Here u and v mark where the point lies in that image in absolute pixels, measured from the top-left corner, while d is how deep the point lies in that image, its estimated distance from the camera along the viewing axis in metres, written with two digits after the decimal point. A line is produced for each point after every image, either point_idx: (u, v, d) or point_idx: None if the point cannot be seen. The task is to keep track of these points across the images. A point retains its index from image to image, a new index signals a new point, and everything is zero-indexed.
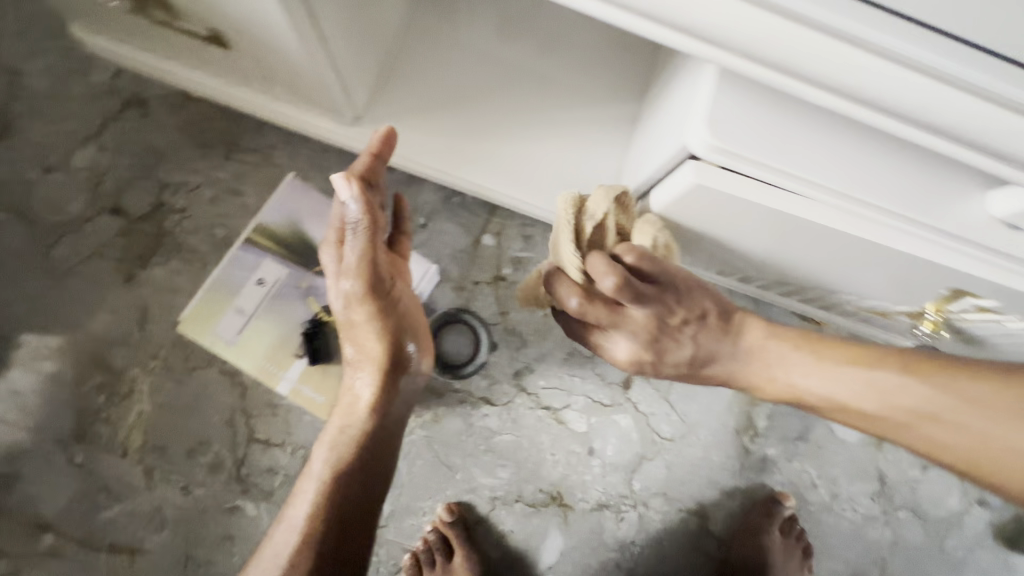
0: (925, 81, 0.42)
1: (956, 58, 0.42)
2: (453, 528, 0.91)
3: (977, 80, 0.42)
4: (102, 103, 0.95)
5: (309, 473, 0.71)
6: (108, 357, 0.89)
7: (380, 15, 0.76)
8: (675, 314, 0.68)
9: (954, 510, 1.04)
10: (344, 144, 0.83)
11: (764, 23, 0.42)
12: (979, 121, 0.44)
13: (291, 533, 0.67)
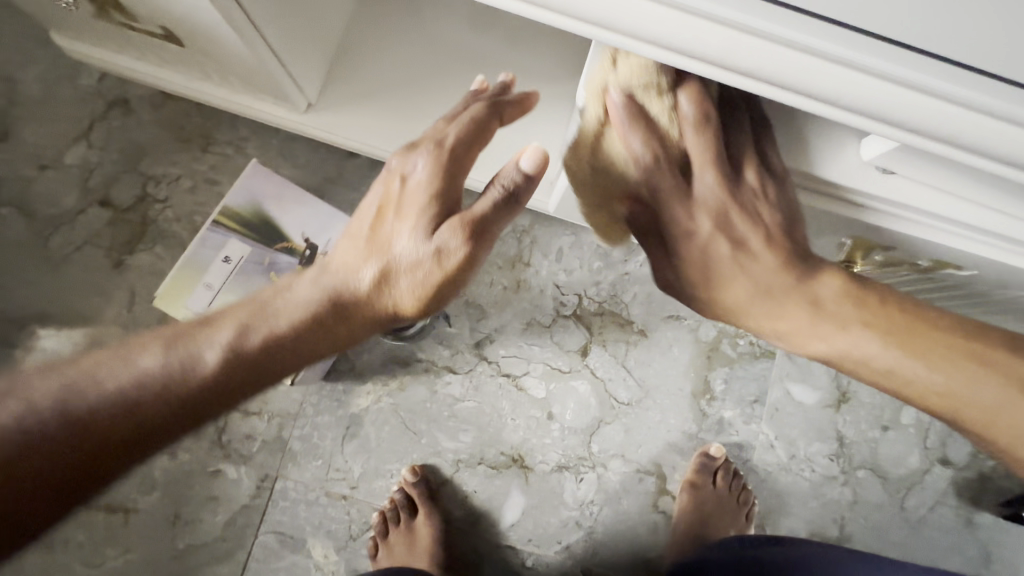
0: (802, 59, 0.38)
1: (842, 39, 0.37)
2: (417, 487, 0.97)
3: (865, 61, 0.38)
4: (90, 105, 1.03)
5: (225, 335, 0.55)
6: (101, 336, 0.98)
7: (325, 11, 0.82)
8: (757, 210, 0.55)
9: (915, 469, 1.06)
10: (301, 129, 0.91)
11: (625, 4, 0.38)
12: (867, 100, 0.39)
13: (152, 383, 0.53)
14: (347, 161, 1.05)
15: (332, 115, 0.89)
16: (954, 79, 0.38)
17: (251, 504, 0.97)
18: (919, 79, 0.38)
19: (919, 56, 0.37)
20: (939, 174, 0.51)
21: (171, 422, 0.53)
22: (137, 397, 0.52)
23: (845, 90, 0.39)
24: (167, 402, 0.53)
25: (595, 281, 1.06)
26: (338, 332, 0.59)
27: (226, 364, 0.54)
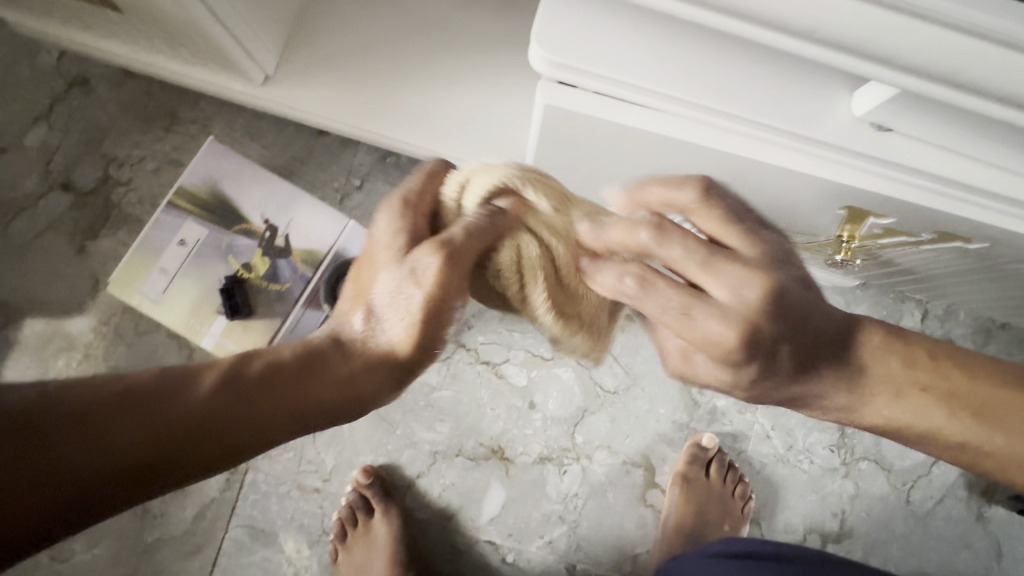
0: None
1: None
2: (371, 488, 0.92)
3: None
4: (49, 85, 0.99)
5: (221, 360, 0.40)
6: (66, 324, 0.95)
7: None
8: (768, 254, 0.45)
9: (922, 460, 1.00)
10: (262, 105, 0.85)
11: None
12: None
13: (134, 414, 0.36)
14: (316, 140, 0.99)
15: (290, 88, 0.83)
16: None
17: (221, 497, 0.94)
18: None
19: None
20: (942, 130, 0.45)
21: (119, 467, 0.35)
22: (112, 419, 0.35)
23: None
24: (139, 427, 0.36)
25: None
26: (353, 377, 0.44)
27: (219, 391, 0.38)
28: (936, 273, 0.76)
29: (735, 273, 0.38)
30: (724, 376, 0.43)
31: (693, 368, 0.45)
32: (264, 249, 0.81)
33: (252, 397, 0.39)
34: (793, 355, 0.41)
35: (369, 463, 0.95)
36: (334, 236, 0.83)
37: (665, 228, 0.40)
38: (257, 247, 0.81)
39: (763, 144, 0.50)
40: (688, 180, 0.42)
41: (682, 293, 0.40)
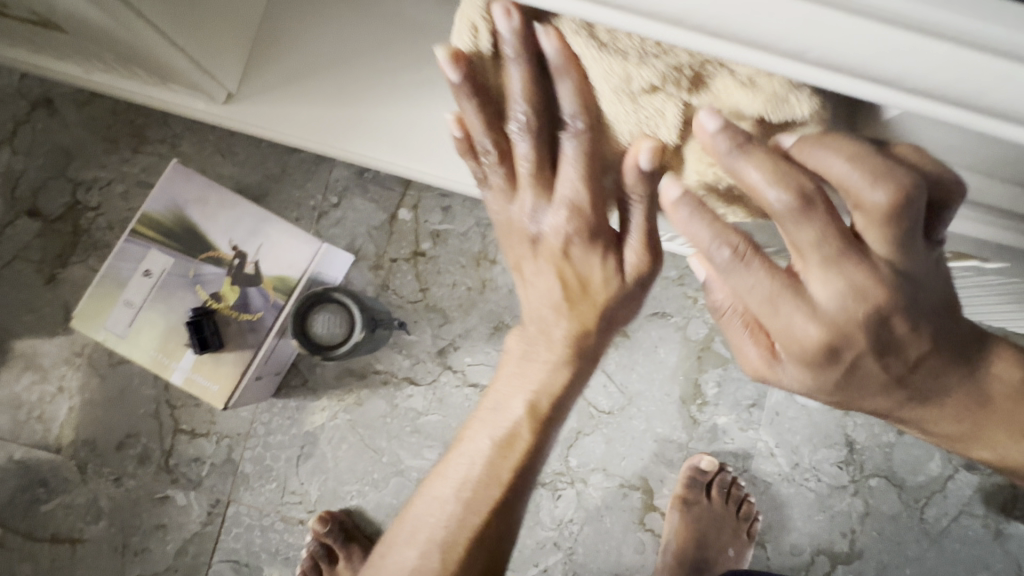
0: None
1: None
2: (329, 535, 0.87)
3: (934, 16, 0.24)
4: (13, 107, 0.95)
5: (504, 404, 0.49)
6: (37, 355, 0.92)
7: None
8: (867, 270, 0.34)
9: (936, 476, 0.95)
10: (227, 121, 0.82)
11: None
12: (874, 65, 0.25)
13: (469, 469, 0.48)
14: (291, 155, 0.95)
15: (257, 104, 0.80)
16: (985, 22, 0.24)
17: (202, 531, 0.90)
18: (932, 21, 0.24)
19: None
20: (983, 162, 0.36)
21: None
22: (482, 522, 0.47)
23: (823, 39, 0.25)
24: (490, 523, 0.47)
25: None
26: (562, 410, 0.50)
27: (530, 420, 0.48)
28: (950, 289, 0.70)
29: (826, 225, 0.33)
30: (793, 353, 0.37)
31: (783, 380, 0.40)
32: (233, 278, 0.77)
33: (504, 487, 0.48)
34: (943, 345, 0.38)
35: (329, 509, 0.91)
36: (307, 262, 0.78)
37: (810, 201, 0.33)
38: (226, 276, 0.77)
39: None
40: (896, 174, 0.32)
41: (823, 211, 0.33)
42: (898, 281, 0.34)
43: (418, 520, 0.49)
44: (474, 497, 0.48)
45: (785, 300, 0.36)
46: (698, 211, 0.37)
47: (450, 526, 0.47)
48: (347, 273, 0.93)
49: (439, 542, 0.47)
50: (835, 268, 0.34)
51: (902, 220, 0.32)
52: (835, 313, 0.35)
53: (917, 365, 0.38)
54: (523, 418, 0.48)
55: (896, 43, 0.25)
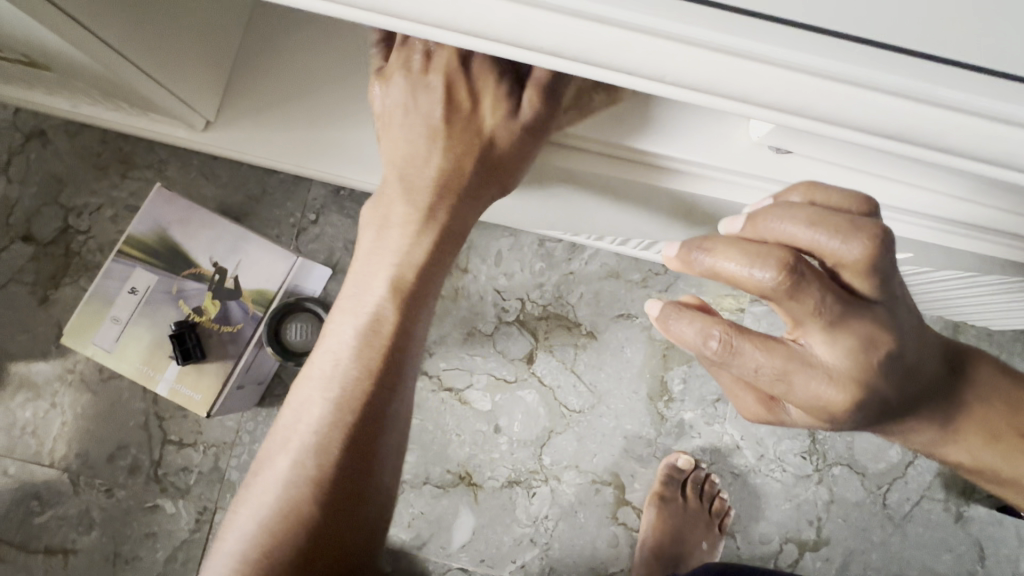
0: (606, 33, 0.28)
1: (765, 40, 0.28)
2: None
3: (811, 62, 0.28)
4: (7, 138, 1.01)
5: (368, 281, 0.53)
6: (30, 374, 0.97)
7: (204, 37, 0.75)
8: (863, 318, 0.39)
9: (896, 463, 0.98)
10: (207, 145, 0.90)
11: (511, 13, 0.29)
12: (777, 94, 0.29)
13: (334, 345, 0.53)
14: (271, 176, 1.00)
15: (234, 130, 0.87)
16: (817, 51, 0.28)
17: (191, 538, 0.94)
18: (768, 51, 0.28)
19: (758, 22, 0.28)
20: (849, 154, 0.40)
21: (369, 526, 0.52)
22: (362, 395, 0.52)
23: (715, 77, 0.29)
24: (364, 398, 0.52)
25: (538, 284, 1.00)
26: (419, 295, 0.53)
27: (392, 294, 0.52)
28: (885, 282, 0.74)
29: (818, 297, 0.38)
30: (817, 412, 0.43)
31: (787, 414, 0.49)
32: (214, 292, 0.82)
33: (369, 382, 0.52)
34: (933, 362, 0.45)
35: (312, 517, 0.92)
36: (284, 275, 0.83)
37: (795, 272, 0.37)
38: (207, 290, 0.82)
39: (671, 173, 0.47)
40: (863, 229, 0.37)
41: (811, 279, 0.37)
42: (886, 316, 0.40)
43: (290, 430, 0.53)
44: (330, 391, 0.52)
45: (801, 369, 0.41)
46: (681, 315, 0.44)
47: (315, 430, 0.51)
48: (326, 286, 0.98)
49: (306, 451, 0.51)
50: (838, 332, 0.39)
51: (876, 270, 0.38)
52: (848, 369, 0.40)
53: (917, 373, 0.45)
54: (382, 303, 0.52)
55: (779, 77, 0.28)
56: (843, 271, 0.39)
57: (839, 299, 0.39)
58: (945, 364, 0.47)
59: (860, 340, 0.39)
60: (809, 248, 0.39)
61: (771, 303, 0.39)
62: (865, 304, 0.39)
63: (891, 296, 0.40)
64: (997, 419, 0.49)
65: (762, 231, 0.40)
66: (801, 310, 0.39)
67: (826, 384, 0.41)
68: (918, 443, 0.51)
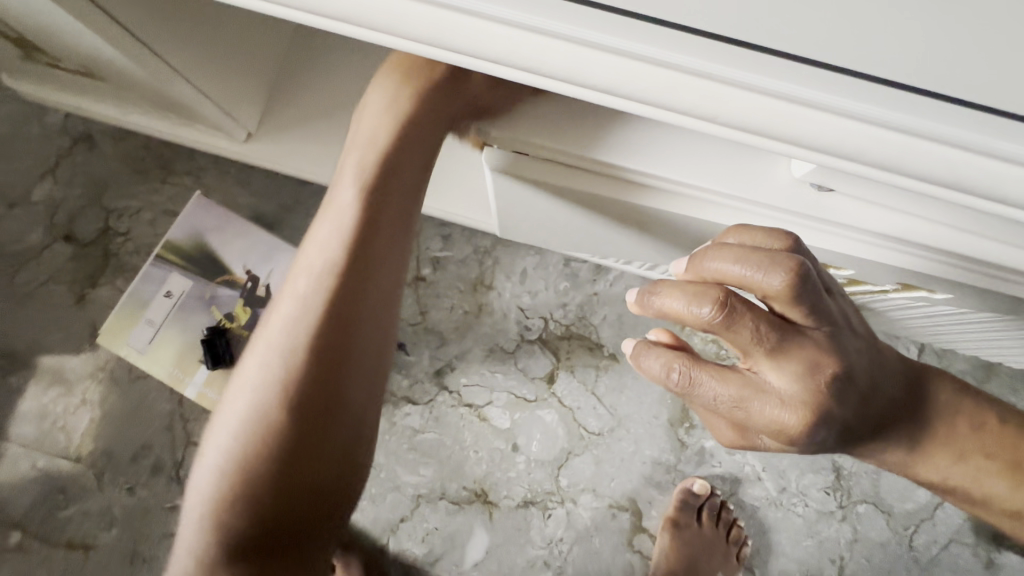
0: (667, 76, 0.29)
1: (834, 89, 0.28)
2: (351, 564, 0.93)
3: (878, 113, 0.28)
4: (56, 142, 1.05)
5: (339, 202, 0.55)
6: (64, 370, 0.99)
7: (258, 52, 0.79)
8: (802, 344, 0.40)
9: (923, 503, 0.96)
10: (242, 157, 0.90)
11: (573, 54, 0.29)
12: (838, 141, 0.29)
13: (317, 259, 0.54)
14: (303, 187, 1.02)
15: (272, 145, 0.88)
16: (873, 99, 0.28)
17: None
18: (835, 101, 0.28)
19: (822, 73, 0.28)
20: (888, 192, 0.42)
21: (376, 366, 0.54)
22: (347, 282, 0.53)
23: (782, 121, 0.29)
24: (350, 291, 0.53)
25: (561, 303, 1.00)
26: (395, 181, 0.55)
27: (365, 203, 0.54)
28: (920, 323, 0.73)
29: (755, 331, 0.39)
30: (783, 439, 0.43)
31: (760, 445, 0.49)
32: (246, 300, 0.84)
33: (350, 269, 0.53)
34: (896, 383, 0.45)
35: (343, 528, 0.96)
36: None
37: (732, 310, 0.38)
38: (239, 297, 0.84)
39: (694, 203, 0.49)
40: (785, 260, 0.38)
41: (744, 313, 0.38)
42: (829, 339, 0.41)
43: (271, 330, 0.54)
44: (337, 259, 0.53)
45: (757, 399, 0.41)
46: (649, 351, 0.45)
47: (296, 323, 0.52)
48: None
49: (312, 299, 0.52)
50: (782, 358, 0.40)
51: (804, 297, 0.39)
52: (803, 397, 0.40)
53: (878, 393, 0.44)
54: (357, 205, 0.53)
55: (842, 127, 0.29)
56: (774, 300, 0.40)
57: (777, 331, 0.39)
58: (908, 383, 0.46)
59: (803, 366, 0.40)
60: (741, 284, 0.40)
61: (717, 337, 0.40)
62: (800, 333, 0.40)
63: (829, 319, 0.41)
64: (958, 437, 0.47)
65: (699, 268, 0.42)
66: (739, 343, 0.40)
67: (783, 412, 0.41)
68: (885, 464, 0.49)
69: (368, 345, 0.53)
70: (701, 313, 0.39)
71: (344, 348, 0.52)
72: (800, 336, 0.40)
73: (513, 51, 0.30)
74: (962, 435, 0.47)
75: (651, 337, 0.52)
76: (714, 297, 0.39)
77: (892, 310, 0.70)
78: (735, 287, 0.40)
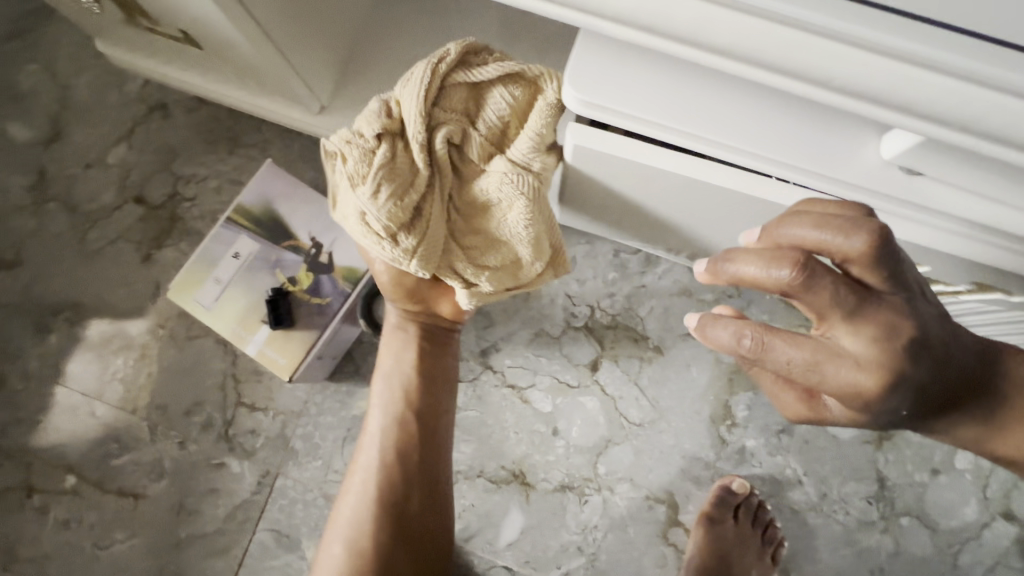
0: (780, 33, 0.33)
1: (937, 46, 0.32)
2: None
3: (973, 72, 0.32)
4: (133, 108, 1.10)
5: (374, 396, 0.81)
6: (126, 325, 1.04)
7: (337, 24, 0.82)
8: (876, 308, 0.40)
9: (970, 522, 0.93)
10: (311, 128, 0.93)
11: (697, 11, 0.34)
12: (929, 101, 0.33)
13: (371, 439, 0.79)
14: None
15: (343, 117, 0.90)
16: (973, 60, 0.32)
17: (251, 499, 0.98)
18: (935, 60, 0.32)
19: (926, 31, 0.32)
20: (990, 174, 0.42)
21: (436, 478, 0.78)
22: (394, 441, 0.78)
23: (881, 79, 0.33)
24: (410, 442, 0.78)
25: (609, 293, 1.00)
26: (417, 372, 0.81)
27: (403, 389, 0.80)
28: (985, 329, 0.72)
29: (831, 293, 0.39)
30: (858, 407, 0.42)
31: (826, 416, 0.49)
32: (309, 265, 0.87)
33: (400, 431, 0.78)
34: (971, 354, 0.45)
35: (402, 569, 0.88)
36: None
37: (809, 270, 0.39)
38: (303, 263, 0.87)
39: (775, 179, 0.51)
40: (864, 224, 0.39)
41: (823, 275, 0.39)
42: (906, 306, 0.40)
43: (354, 488, 0.77)
44: (393, 404, 0.79)
45: (833, 363, 0.41)
46: (716, 321, 0.45)
47: (369, 478, 0.76)
48: None
49: (373, 451, 0.78)
50: (861, 321, 0.39)
51: (886, 260, 0.39)
52: (880, 359, 0.40)
53: (951, 362, 0.43)
54: (390, 391, 0.80)
55: (937, 86, 0.33)
56: (851, 266, 0.40)
57: (852, 296, 0.39)
58: (981, 354, 0.46)
59: (879, 327, 0.39)
60: (819, 249, 0.41)
61: (792, 301, 0.41)
62: (875, 297, 0.40)
63: (907, 285, 0.41)
64: None
65: (774, 237, 0.43)
66: (811, 306, 0.40)
67: (860, 376, 0.40)
68: (964, 442, 0.48)
69: (426, 464, 0.78)
70: (776, 276, 0.39)
71: (422, 474, 0.77)
72: (876, 300, 0.40)
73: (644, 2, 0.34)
74: None
75: (711, 312, 0.51)
76: (788, 260, 0.39)
77: (959, 312, 0.69)
78: (813, 254, 0.41)
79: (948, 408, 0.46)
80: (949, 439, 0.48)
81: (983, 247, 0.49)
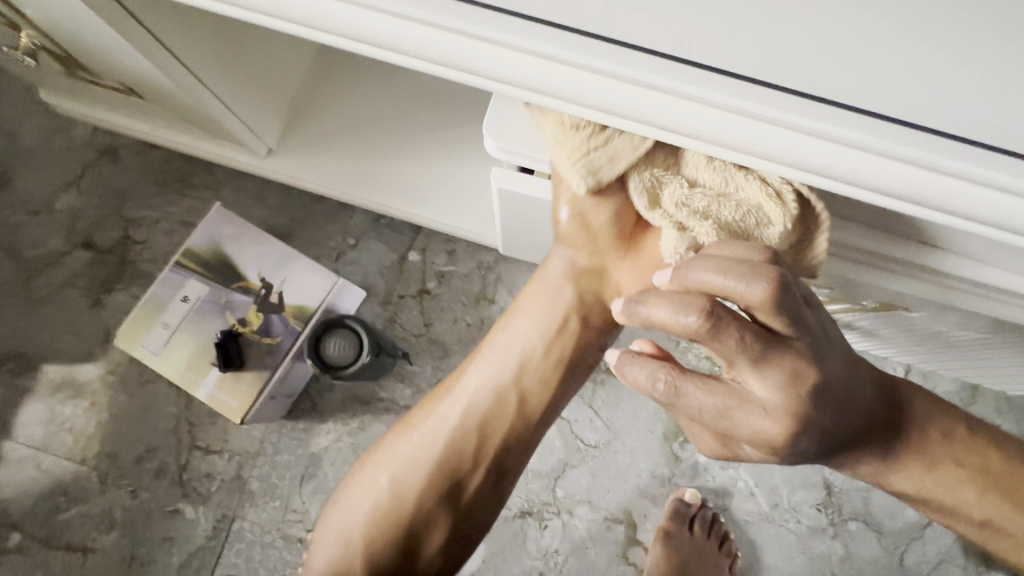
0: (667, 100, 0.36)
1: (811, 112, 0.35)
2: None
3: (847, 133, 0.35)
4: (81, 154, 1.10)
5: (493, 342, 0.66)
6: (75, 372, 1.02)
7: (282, 74, 0.86)
8: (781, 353, 0.43)
9: (913, 522, 0.97)
10: (258, 169, 0.94)
11: (589, 82, 0.37)
12: (810, 157, 0.36)
13: (460, 401, 0.66)
14: (316, 202, 1.06)
15: (292, 159, 0.92)
16: (844, 123, 0.34)
17: (207, 545, 0.96)
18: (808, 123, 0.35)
19: (801, 99, 0.35)
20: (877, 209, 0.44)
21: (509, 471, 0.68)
22: (486, 424, 0.65)
23: (763, 140, 0.36)
24: (503, 437, 0.66)
25: None
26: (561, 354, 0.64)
27: (532, 357, 0.64)
28: (901, 339, 0.77)
29: (738, 338, 0.43)
30: (765, 445, 0.46)
31: (739, 452, 0.53)
32: (259, 305, 0.88)
33: (493, 407, 0.65)
34: (870, 391, 0.49)
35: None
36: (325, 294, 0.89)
37: (713, 317, 0.42)
38: (253, 303, 0.88)
39: None
40: (763, 273, 0.42)
41: (728, 322, 0.42)
42: (808, 349, 0.44)
43: (408, 458, 0.67)
44: (501, 385, 0.64)
45: (740, 405, 0.45)
46: (636, 361, 0.48)
47: (429, 451, 0.67)
48: (358, 308, 1.02)
49: (450, 416, 0.66)
50: (764, 366, 0.43)
51: (786, 306, 0.42)
52: (783, 404, 0.44)
53: (850, 401, 0.47)
54: (514, 371, 0.64)
55: (814, 145, 0.35)
56: (757, 310, 0.43)
57: (756, 342, 0.43)
58: (882, 392, 0.51)
59: (781, 371, 0.43)
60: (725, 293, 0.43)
61: (703, 345, 0.44)
62: (781, 341, 0.44)
63: (810, 330, 0.44)
64: (931, 449, 0.52)
65: (685, 279, 0.46)
66: (718, 348, 0.44)
67: (763, 417, 0.44)
68: (863, 474, 0.54)
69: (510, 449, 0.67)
70: (685, 322, 0.43)
71: (496, 467, 0.67)
72: (781, 344, 0.44)
73: (540, 76, 0.37)
74: (935, 445, 0.52)
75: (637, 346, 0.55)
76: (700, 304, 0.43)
77: (874, 325, 0.74)
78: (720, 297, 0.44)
79: (851, 443, 0.50)
80: (852, 472, 0.54)
81: (884, 277, 0.50)
